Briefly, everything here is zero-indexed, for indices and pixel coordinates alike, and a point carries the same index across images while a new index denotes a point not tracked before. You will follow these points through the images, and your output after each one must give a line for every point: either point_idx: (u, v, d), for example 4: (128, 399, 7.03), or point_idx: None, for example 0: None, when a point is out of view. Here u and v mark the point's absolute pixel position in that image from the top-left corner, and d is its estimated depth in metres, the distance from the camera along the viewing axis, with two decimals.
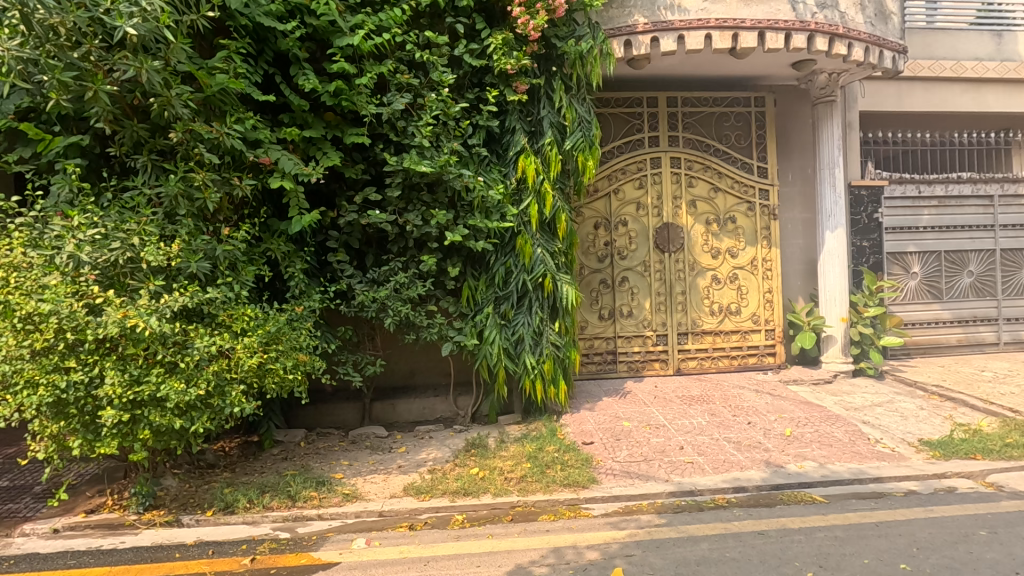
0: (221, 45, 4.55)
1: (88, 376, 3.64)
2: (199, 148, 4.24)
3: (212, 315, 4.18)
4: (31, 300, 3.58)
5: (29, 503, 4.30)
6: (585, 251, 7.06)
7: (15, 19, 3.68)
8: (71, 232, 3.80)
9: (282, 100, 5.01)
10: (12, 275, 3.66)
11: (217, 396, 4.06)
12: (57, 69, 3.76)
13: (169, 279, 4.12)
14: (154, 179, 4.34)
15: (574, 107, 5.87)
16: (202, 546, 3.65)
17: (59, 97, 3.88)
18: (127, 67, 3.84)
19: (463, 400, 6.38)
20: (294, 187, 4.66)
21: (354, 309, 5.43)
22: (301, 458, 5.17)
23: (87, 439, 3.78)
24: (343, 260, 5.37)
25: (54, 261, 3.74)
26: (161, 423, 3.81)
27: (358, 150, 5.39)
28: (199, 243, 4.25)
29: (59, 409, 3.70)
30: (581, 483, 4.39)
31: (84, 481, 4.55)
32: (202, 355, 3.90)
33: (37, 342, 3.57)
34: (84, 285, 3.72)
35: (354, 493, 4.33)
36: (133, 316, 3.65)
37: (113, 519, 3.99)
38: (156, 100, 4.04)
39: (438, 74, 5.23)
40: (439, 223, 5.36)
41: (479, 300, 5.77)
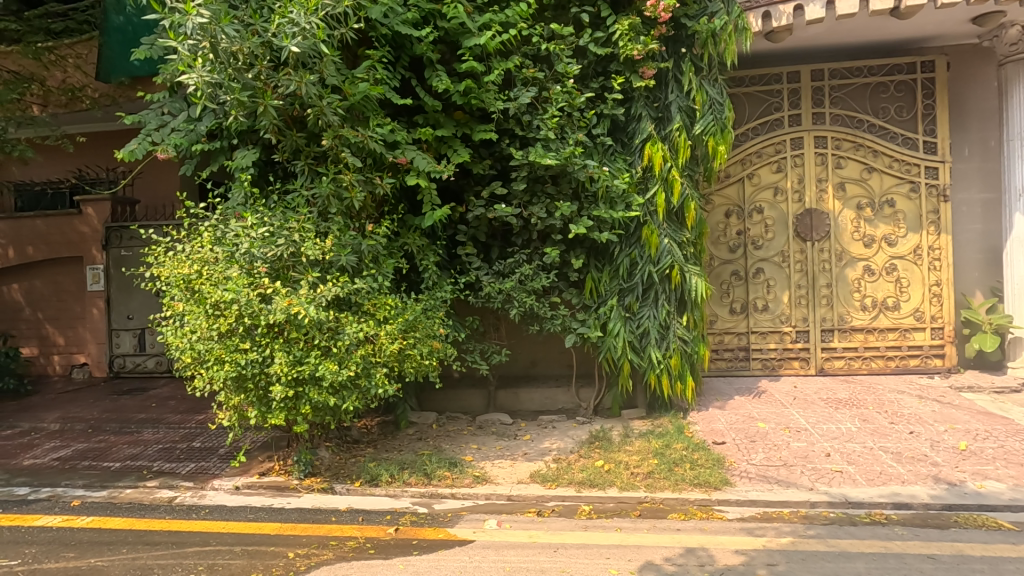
0: (365, 55, 4.95)
1: (262, 356, 4.17)
2: (346, 151, 4.64)
3: (358, 304, 4.58)
4: (218, 290, 4.17)
5: (217, 463, 5.05)
6: (715, 242, 6.67)
7: (204, 49, 4.17)
8: (245, 231, 4.35)
9: (417, 103, 5.32)
10: (203, 268, 4.29)
11: (364, 377, 4.44)
12: (237, 90, 4.30)
13: (323, 271, 4.57)
14: (309, 181, 4.84)
15: (705, 89, 5.56)
16: (354, 513, 4.03)
17: (237, 113, 4.45)
18: (289, 83, 4.32)
19: (585, 393, 6.34)
20: (428, 184, 4.92)
21: (481, 299, 5.64)
22: (434, 439, 5.51)
23: (261, 411, 4.32)
24: (471, 253, 5.61)
25: (234, 256, 4.32)
26: (319, 400, 4.25)
27: (485, 146, 5.57)
28: (347, 239, 4.66)
29: (240, 384, 4.27)
30: (713, 484, 4.19)
31: (257, 447, 5.23)
32: (352, 340, 4.30)
33: (222, 326, 4.15)
34: (258, 276, 4.27)
35: (484, 476, 4.54)
36: (296, 304, 4.11)
37: (280, 482, 4.54)
38: (312, 111, 4.48)
39: (564, 65, 5.25)
40: (564, 215, 5.37)
41: (603, 292, 5.73)
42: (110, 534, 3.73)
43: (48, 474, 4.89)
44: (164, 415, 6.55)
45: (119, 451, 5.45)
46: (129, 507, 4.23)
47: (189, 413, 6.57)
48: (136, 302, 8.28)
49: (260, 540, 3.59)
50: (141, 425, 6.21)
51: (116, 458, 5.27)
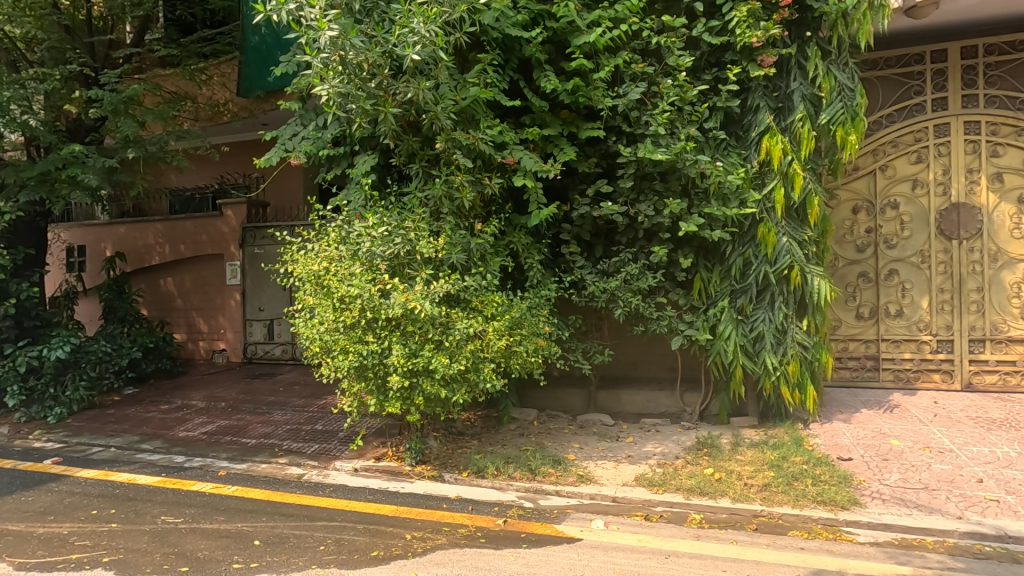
0: (477, 59, 5.11)
1: (381, 348, 4.44)
2: (457, 153, 4.82)
3: (467, 301, 4.72)
4: (344, 285, 4.49)
5: (337, 445, 5.46)
6: (840, 240, 6.13)
7: (334, 62, 4.47)
8: (366, 232, 4.65)
9: (524, 104, 5.40)
10: (330, 265, 4.64)
11: (473, 372, 4.59)
12: (363, 99, 4.60)
13: (436, 269, 4.76)
14: (424, 183, 5.06)
15: (833, 75, 5.15)
16: (463, 502, 4.18)
17: (361, 120, 4.75)
18: (408, 89, 4.55)
19: (690, 397, 6.12)
20: (535, 184, 4.97)
21: (585, 299, 5.61)
22: (536, 436, 5.57)
23: (379, 399, 4.60)
24: (576, 251, 5.59)
25: (357, 253, 4.63)
26: (431, 391, 4.46)
27: (590, 144, 5.53)
28: (458, 238, 4.82)
29: (361, 373, 4.58)
30: (840, 503, 3.86)
31: (371, 433, 5.58)
32: (463, 335, 4.46)
33: (347, 319, 4.47)
34: (378, 272, 4.55)
35: (588, 476, 4.51)
36: (412, 299, 4.33)
37: (394, 467, 4.81)
38: (428, 116, 4.68)
39: (675, 58, 5.07)
40: (673, 213, 5.18)
41: (713, 292, 5.49)
42: (251, 503, 4.16)
43: (199, 446, 5.54)
44: (290, 398, 7.18)
45: (254, 429, 6.05)
46: (265, 480, 4.69)
47: (311, 397, 7.15)
48: (266, 295, 9.15)
49: (380, 520, 3.83)
50: (271, 407, 6.85)
51: (253, 435, 5.87)
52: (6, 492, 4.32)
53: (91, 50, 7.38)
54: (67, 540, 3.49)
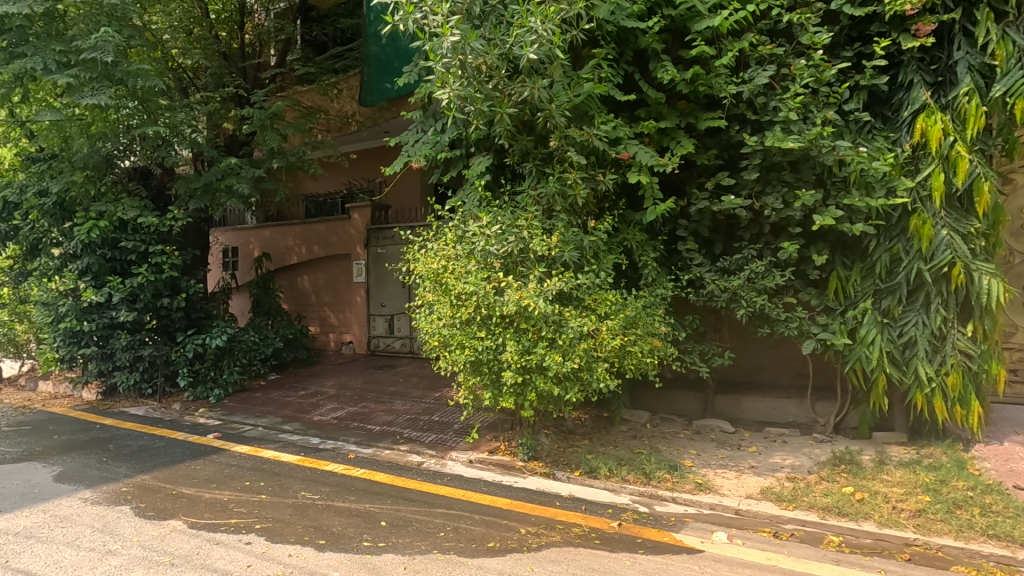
0: (592, 54, 5.05)
1: (496, 344, 4.54)
2: (570, 151, 4.80)
3: (580, 299, 4.68)
4: (460, 282, 4.64)
5: (453, 436, 5.68)
6: (1016, 232, 5.26)
7: (454, 67, 4.63)
8: (482, 231, 4.76)
9: (639, 96, 5.24)
10: (448, 263, 4.80)
11: (586, 371, 4.55)
12: (480, 101, 4.72)
13: (548, 267, 4.76)
14: (537, 182, 5.08)
15: (1011, 38, 4.38)
16: (577, 501, 4.16)
17: (478, 122, 4.86)
18: (524, 89, 4.61)
19: (822, 407, 5.59)
20: (650, 179, 4.80)
21: (703, 298, 5.33)
22: (650, 439, 5.38)
23: (493, 393, 4.69)
24: (693, 248, 5.32)
25: (472, 252, 4.76)
26: (544, 388, 4.47)
27: (710, 134, 5.25)
28: (571, 235, 4.79)
29: (476, 367, 4.70)
30: (1017, 540, 3.31)
31: (484, 426, 5.73)
32: (576, 333, 4.42)
33: (463, 315, 4.62)
34: (493, 270, 4.64)
35: (708, 485, 4.28)
36: (526, 297, 4.37)
37: (507, 461, 4.90)
38: (542, 114, 4.71)
39: (809, 36, 4.64)
40: (805, 205, 4.74)
41: (852, 293, 4.98)
42: (377, 486, 4.46)
43: (331, 430, 6.04)
44: (409, 389, 7.60)
45: (378, 417, 6.48)
46: (389, 465, 5.00)
47: (428, 389, 7.52)
48: (387, 291, 9.77)
49: (495, 512, 3.92)
50: (392, 396, 7.30)
51: (377, 422, 6.28)
52: (179, 460, 5.01)
53: (243, 73, 8.31)
54: (227, 506, 3.97)
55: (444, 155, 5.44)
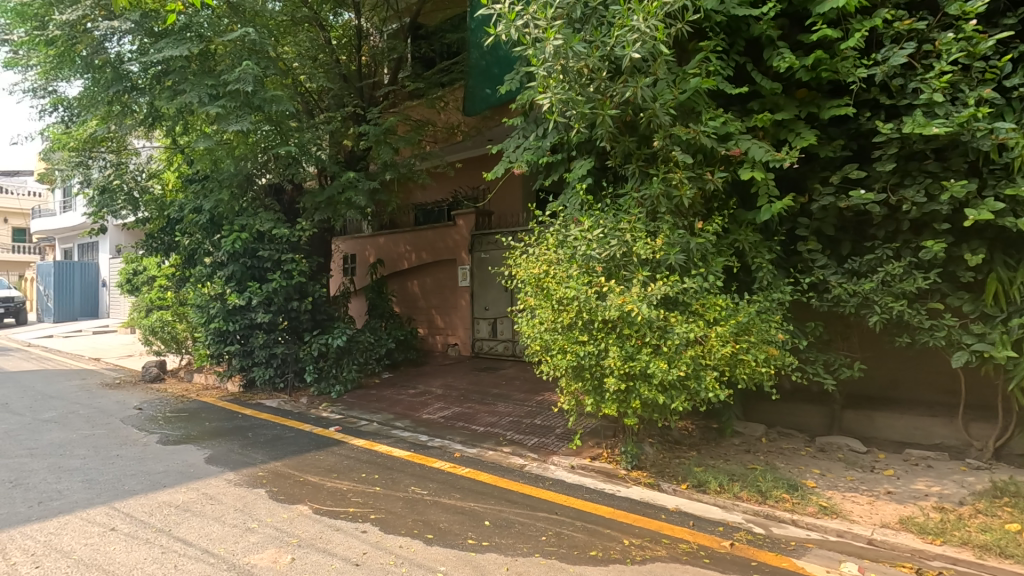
0: (699, 47, 4.82)
1: (598, 349, 4.45)
2: (676, 150, 4.61)
3: (686, 304, 4.48)
4: (562, 287, 4.63)
5: (555, 440, 5.68)
6: None
7: (556, 71, 4.65)
8: (583, 235, 4.70)
9: (752, 88, 4.92)
10: (550, 268, 4.79)
11: (694, 379, 4.34)
12: (582, 104, 4.67)
13: (652, 270, 4.61)
14: (640, 183, 4.93)
15: None
16: (684, 516, 3.97)
17: (580, 126, 4.81)
18: (626, 90, 4.51)
19: (976, 429, 4.90)
20: (765, 175, 4.47)
21: (828, 303, 4.87)
22: (765, 454, 5.00)
23: (596, 399, 4.62)
24: (815, 249, 4.88)
25: (574, 257, 4.71)
26: (649, 396, 4.33)
27: (835, 124, 4.80)
28: (676, 237, 4.59)
29: (578, 372, 4.65)
30: None
31: (586, 432, 5.66)
32: (682, 340, 4.24)
33: (564, 320, 4.59)
34: (595, 275, 4.57)
35: (833, 509, 3.90)
36: (629, 302, 4.26)
37: (609, 469, 4.80)
38: (645, 114, 4.58)
39: (958, 5, 4.07)
40: (953, 197, 4.16)
41: (1018, 298, 4.24)
42: (482, 485, 4.57)
43: (438, 428, 6.31)
44: (512, 392, 7.73)
45: (482, 418, 6.65)
46: (493, 465, 5.11)
47: (530, 392, 7.60)
48: (490, 295, 10.03)
49: (598, 520, 3.87)
50: (496, 398, 7.46)
51: (481, 423, 6.45)
52: (306, 450, 5.49)
53: (360, 92, 8.85)
54: (346, 495, 4.28)
55: (545, 160, 5.45)
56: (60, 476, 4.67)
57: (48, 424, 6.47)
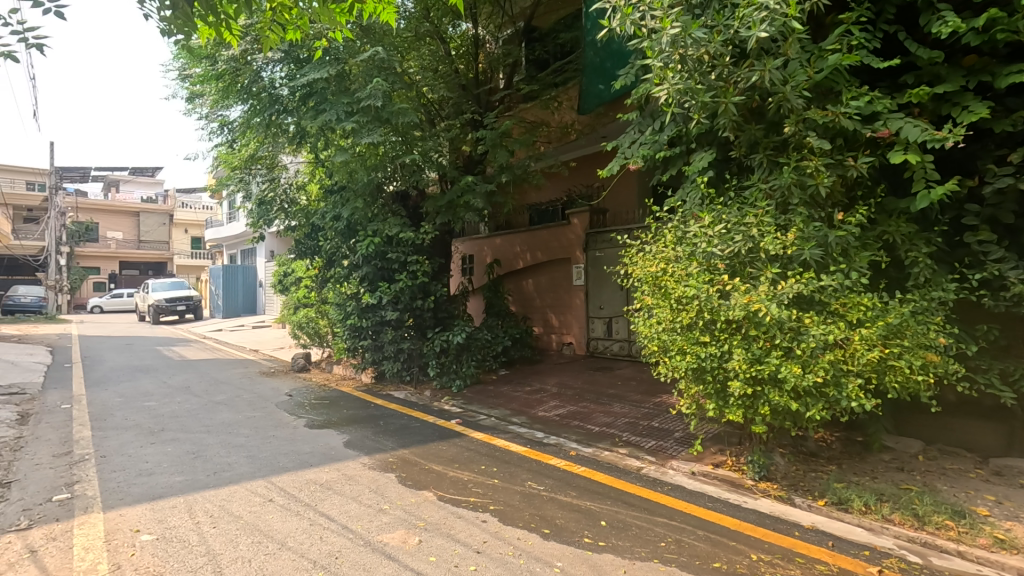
0: (838, 20, 4.38)
1: (721, 351, 4.21)
2: (811, 135, 4.23)
3: (824, 303, 4.09)
4: (681, 285, 4.42)
5: (674, 445, 5.48)
6: None
7: (674, 61, 4.48)
8: (703, 231, 4.45)
9: (905, 60, 4.36)
10: (668, 266, 4.60)
11: (833, 387, 3.95)
12: (702, 93, 4.44)
13: (783, 267, 4.27)
14: (768, 173, 4.58)
15: None
16: (821, 535, 3.64)
17: (701, 116, 4.59)
18: (753, 74, 4.23)
19: None
20: (922, 157, 3.94)
21: (1004, 303, 4.18)
22: (923, 474, 4.41)
23: (719, 404, 4.38)
24: (988, 240, 4.20)
25: (694, 254, 4.49)
26: (779, 403, 4.02)
27: (1015, 93, 4.10)
28: (811, 230, 4.21)
29: (699, 375, 4.43)
30: None
31: (708, 438, 5.38)
32: (818, 342, 3.88)
33: (684, 320, 4.39)
34: (717, 272, 4.33)
35: (1013, 544, 3.34)
36: (756, 301, 3.98)
37: (734, 478, 4.53)
38: (775, 98, 4.25)
39: None
40: None
41: None
42: (598, 485, 4.54)
43: (554, 426, 6.37)
44: (628, 393, 7.58)
45: (597, 417, 6.60)
46: (608, 466, 5.05)
47: (647, 394, 7.39)
48: (605, 295, 9.93)
49: (721, 531, 3.67)
50: (611, 398, 7.36)
51: (596, 423, 6.41)
52: (430, 440, 5.83)
53: (478, 99, 9.16)
54: (467, 485, 4.49)
55: (663, 154, 5.26)
56: (229, 451, 5.42)
57: (220, 406, 7.53)
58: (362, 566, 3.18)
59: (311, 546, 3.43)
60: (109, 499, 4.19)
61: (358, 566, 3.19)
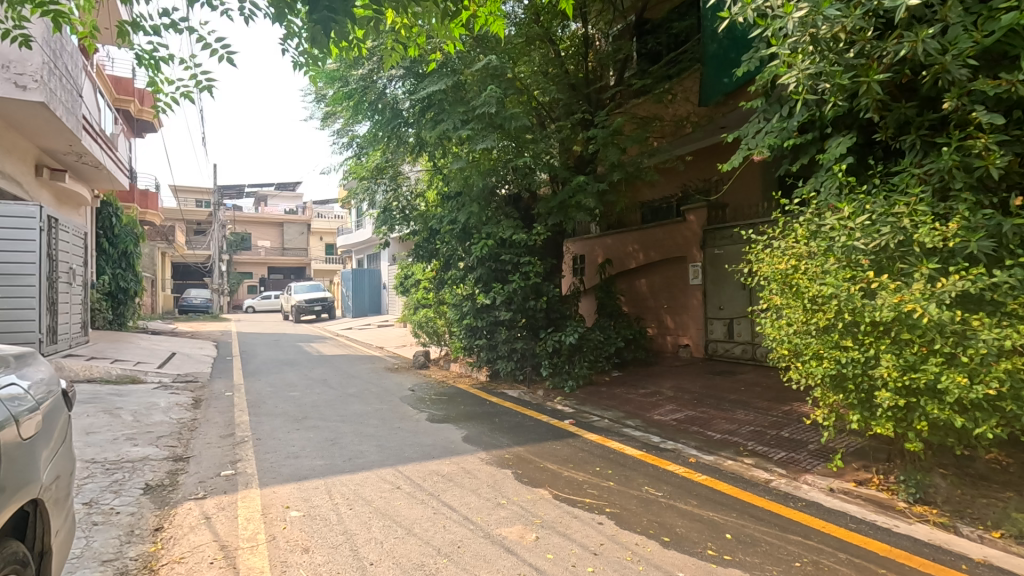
0: None
1: (865, 357, 3.79)
2: (977, 110, 3.68)
3: (997, 303, 3.54)
4: (815, 284, 4.04)
5: (808, 457, 5.04)
6: None
7: (805, 43, 4.12)
8: (843, 224, 4.03)
9: None
10: (800, 262, 4.23)
11: (1011, 400, 3.39)
12: (839, 74, 4.04)
13: (943, 262, 3.75)
14: (922, 156, 4.09)
15: None
16: (996, 571, 3.13)
17: (838, 99, 4.18)
18: (901, 47, 3.77)
19: None
20: None
21: None
22: None
23: (863, 415, 3.95)
24: None
25: (831, 249, 4.07)
26: (939, 417, 3.53)
27: None
28: (979, 219, 3.66)
29: (838, 383, 4.03)
30: None
31: (849, 452, 4.88)
32: (991, 349, 3.35)
33: (820, 321, 4.01)
34: (859, 269, 3.90)
35: None
36: (908, 301, 3.53)
37: (882, 499, 4.07)
38: (930, 71, 3.76)
39: None
40: None
41: None
42: (721, 495, 4.30)
43: (671, 431, 6.14)
44: (752, 399, 7.10)
45: (718, 424, 6.25)
46: (733, 476, 4.76)
47: (775, 401, 6.86)
48: (726, 294, 9.39)
49: (868, 557, 3.31)
50: (734, 405, 6.93)
51: (718, 429, 6.08)
52: (544, 439, 5.90)
53: (588, 97, 9.12)
54: (582, 486, 4.47)
55: (793, 142, 4.87)
56: (362, 440, 5.89)
57: (352, 398, 8.21)
58: (483, 557, 3.29)
59: (436, 534, 3.62)
60: (264, 476, 4.75)
61: (478, 556, 3.31)
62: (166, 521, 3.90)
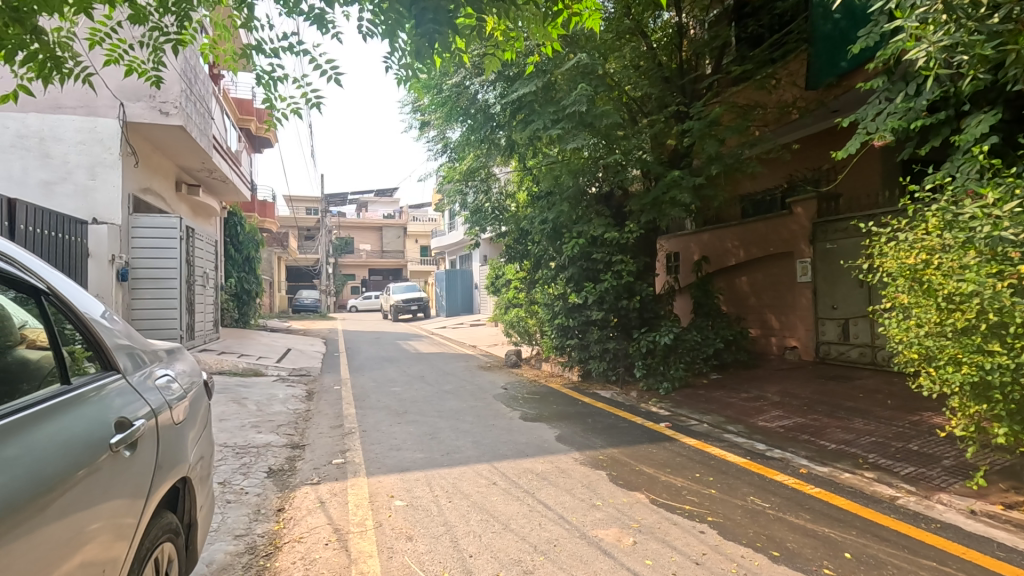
0: None
1: (1016, 362, 3.35)
2: None
3: None
4: (951, 280, 3.60)
5: (942, 474, 4.51)
6: None
7: (937, 12, 3.67)
8: (987, 212, 3.56)
9: None
10: (931, 256, 3.77)
11: None
12: (980, 43, 3.59)
13: None
14: None
15: None
16: None
17: (979, 72, 3.73)
18: None
19: None
20: None
21: None
22: None
23: (1013, 429, 3.48)
24: None
25: (970, 241, 3.61)
26: None
27: None
28: None
29: (980, 392, 3.58)
30: None
31: (995, 471, 4.31)
32: None
33: (958, 322, 3.57)
34: (1008, 263, 3.43)
35: None
36: None
37: None
38: None
39: None
40: None
41: None
42: (837, 511, 3.97)
43: (778, 439, 5.76)
44: (873, 407, 6.47)
45: (833, 433, 5.76)
46: (852, 490, 4.36)
47: (900, 410, 6.21)
48: (841, 292, 8.64)
49: None
50: (851, 413, 6.36)
51: (832, 439, 5.61)
52: (639, 441, 5.76)
53: (683, 89, 8.80)
54: (682, 492, 4.32)
55: (921, 123, 4.39)
56: (459, 436, 6.09)
57: (449, 395, 8.50)
58: (580, 558, 3.27)
59: (532, 531, 3.66)
60: (371, 466, 5.06)
61: (575, 557, 3.30)
62: (287, 502, 4.27)
